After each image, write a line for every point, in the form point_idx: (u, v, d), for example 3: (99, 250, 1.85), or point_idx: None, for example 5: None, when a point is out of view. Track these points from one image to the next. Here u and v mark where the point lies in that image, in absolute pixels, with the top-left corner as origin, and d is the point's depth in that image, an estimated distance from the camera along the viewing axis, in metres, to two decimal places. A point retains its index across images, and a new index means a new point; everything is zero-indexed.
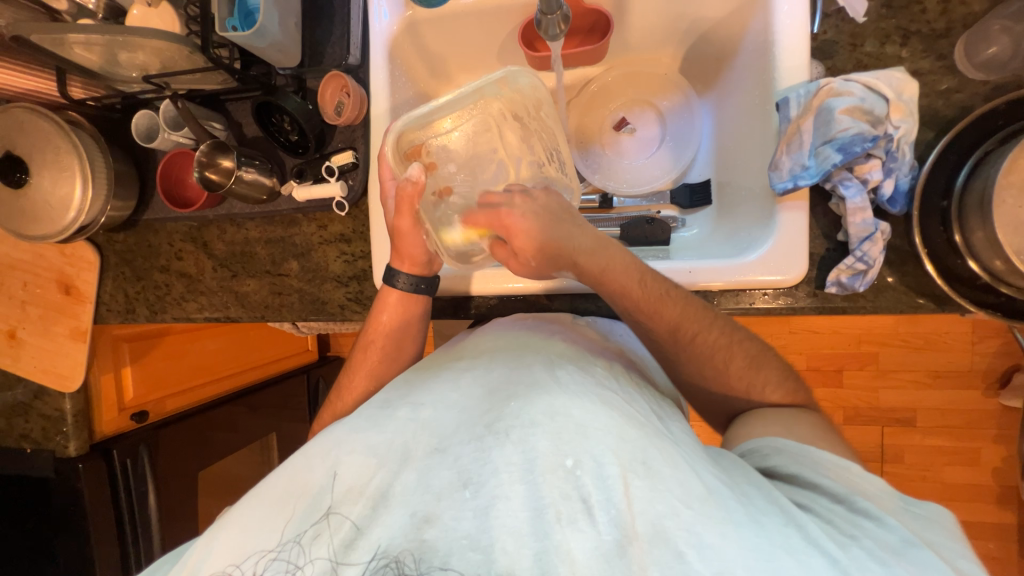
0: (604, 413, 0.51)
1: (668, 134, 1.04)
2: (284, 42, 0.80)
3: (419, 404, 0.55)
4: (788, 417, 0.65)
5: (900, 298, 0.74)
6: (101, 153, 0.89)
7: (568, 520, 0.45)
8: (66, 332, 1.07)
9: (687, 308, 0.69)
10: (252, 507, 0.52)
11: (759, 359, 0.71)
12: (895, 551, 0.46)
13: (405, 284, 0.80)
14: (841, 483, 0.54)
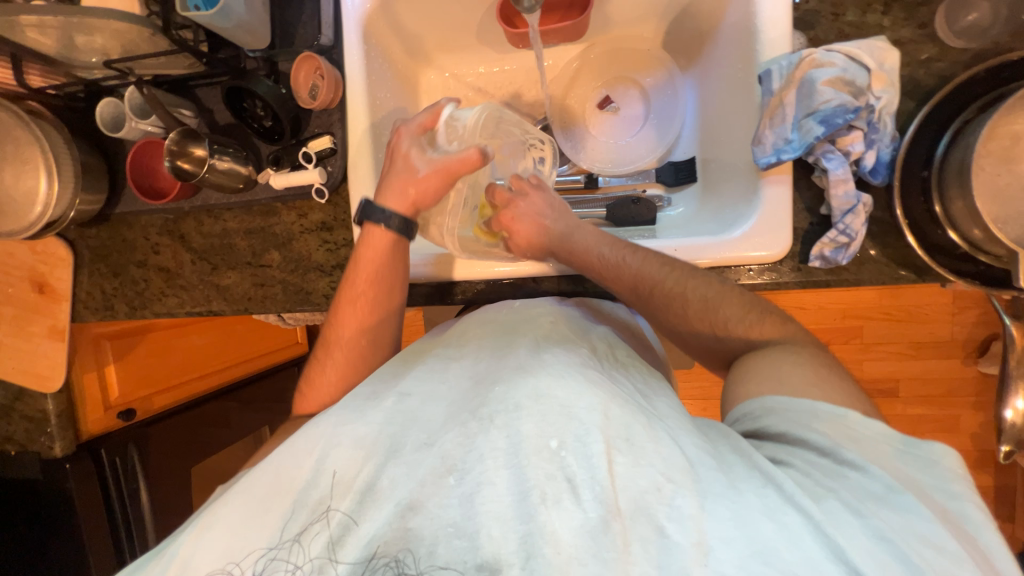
0: (589, 390, 0.50)
1: (652, 112, 1.03)
2: (251, 21, 0.77)
3: (405, 393, 0.56)
4: (777, 361, 0.61)
5: (883, 269, 0.74)
6: (66, 145, 0.85)
7: (553, 500, 0.45)
8: (43, 331, 1.04)
9: (644, 266, 0.73)
10: (238, 506, 0.51)
11: (720, 300, 0.70)
12: (873, 500, 0.45)
13: (394, 225, 0.78)
14: (828, 436, 0.51)
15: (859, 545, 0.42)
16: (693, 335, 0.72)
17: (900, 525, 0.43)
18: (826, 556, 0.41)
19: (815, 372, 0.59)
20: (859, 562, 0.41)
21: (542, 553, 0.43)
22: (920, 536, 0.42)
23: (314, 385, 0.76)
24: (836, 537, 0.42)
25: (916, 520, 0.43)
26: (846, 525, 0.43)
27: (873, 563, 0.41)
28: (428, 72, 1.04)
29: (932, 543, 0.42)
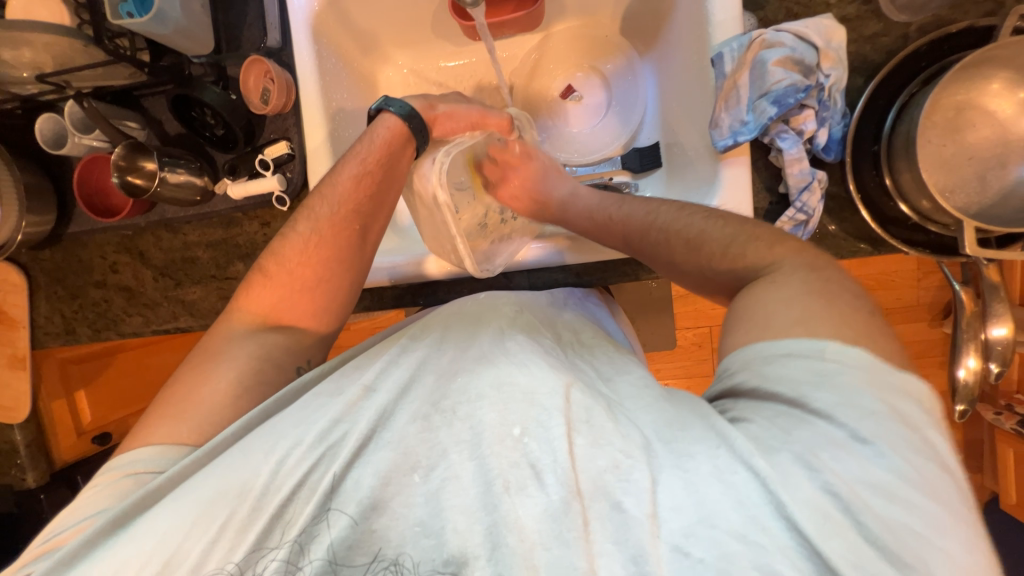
0: (551, 376, 0.52)
1: (615, 99, 1.03)
2: (191, 26, 0.73)
3: (370, 388, 0.55)
4: (756, 290, 0.53)
5: (842, 244, 0.77)
6: (6, 166, 0.82)
7: (518, 488, 0.46)
8: (2, 360, 1.00)
9: (631, 219, 0.71)
10: (174, 509, 0.49)
11: (703, 239, 0.63)
12: (835, 447, 0.42)
13: (410, 125, 0.73)
14: (803, 372, 0.45)
15: (802, 497, 0.41)
16: (685, 279, 0.65)
17: (856, 475, 0.41)
18: (765, 511, 0.41)
19: (799, 298, 0.50)
20: (796, 516, 0.40)
21: (506, 542, 0.45)
22: (872, 483, 0.40)
23: (270, 273, 0.69)
24: (780, 492, 0.41)
25: (872, 466, 0.41)
26: (794, 477, 0.41)
27: (813, 510, 0.40)
28: (385, 68, 1.01)
29: (886, 489, 0.40)
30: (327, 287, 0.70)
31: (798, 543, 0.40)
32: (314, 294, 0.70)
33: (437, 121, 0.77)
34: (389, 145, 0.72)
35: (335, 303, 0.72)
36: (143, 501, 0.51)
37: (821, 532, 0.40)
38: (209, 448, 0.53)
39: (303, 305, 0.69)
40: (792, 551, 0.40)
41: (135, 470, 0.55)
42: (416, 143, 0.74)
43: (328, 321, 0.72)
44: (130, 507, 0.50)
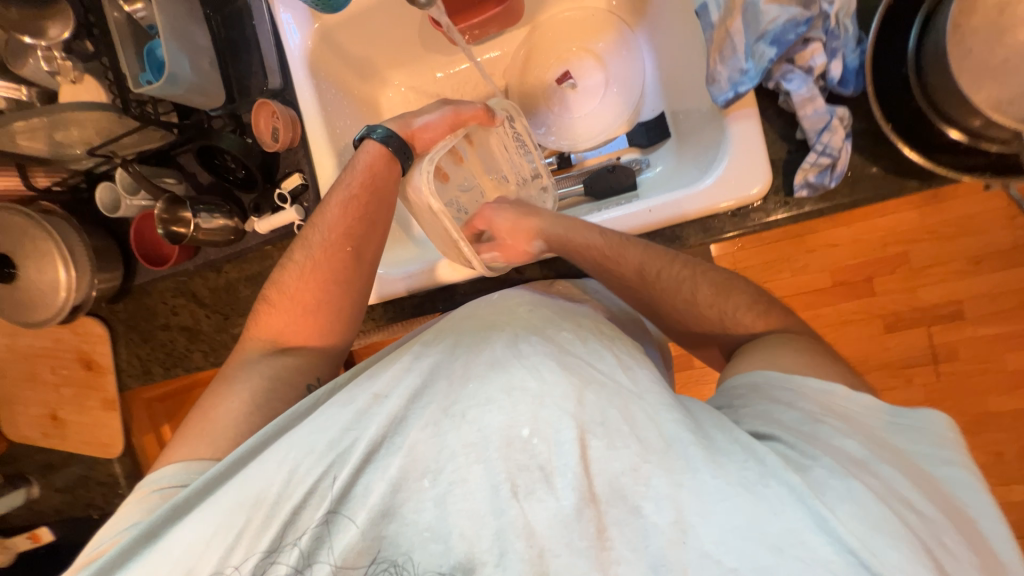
0: (564, 379, 0.52)
1: (613, 78, 1.00)
2: (202, 83, 0.80)
3: (382, 395, 0.55)
4: (764, 346, 0.60)
5: (879, 184, 0.69)
6: (77, 233, 0.93)
7: (528, 492, 0.46)
8: (98, 404, 1.15)
9: (647, 256, 0.69)
10: (201, 520, 0.51)
11: (729, 287, 0.67)
12: (854, 465, 0.45)
13: (392, 147, 0.78)
14: (815, 402, 0.51)
15: (847, 513, 0.41)
16: (705, 324, 0.67)
17: (883, 488, 0.43)
18: (808, 526, 0.41)
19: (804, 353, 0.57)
20: (844, 534, 0.41)
21: (514, 547, 0.45)
22: (898, 496, 0.43)
23: (276, 301, 0.73)
24: (819, 505, 0.42)
25: (893, 481, 0.44)
26: (829, 489, 0.43)
27: (858, 522, 0.41)
28: (385, 91, 1.06)
29: (910, 505, 0.43)
30: (329, 310, 0.74)
31: (844, 558, 0.40)
32: (316, 317, 0.73)
33: (414, 134, 0.80)
34: (374, 168, 0.76)
35: (337, 324, 0.75)
36: (169, 516, 0.53)
37: (871, 547, 0.40)
38: (228, 464, 0.55)
39: (306, 329, 0.73)
40: (837, 566, 0.40)
41: (159, 486, 0.58)
42: (401, 164, 0.78)
43: (330, 343, 0.74)
44: (161, 519, 0.53)
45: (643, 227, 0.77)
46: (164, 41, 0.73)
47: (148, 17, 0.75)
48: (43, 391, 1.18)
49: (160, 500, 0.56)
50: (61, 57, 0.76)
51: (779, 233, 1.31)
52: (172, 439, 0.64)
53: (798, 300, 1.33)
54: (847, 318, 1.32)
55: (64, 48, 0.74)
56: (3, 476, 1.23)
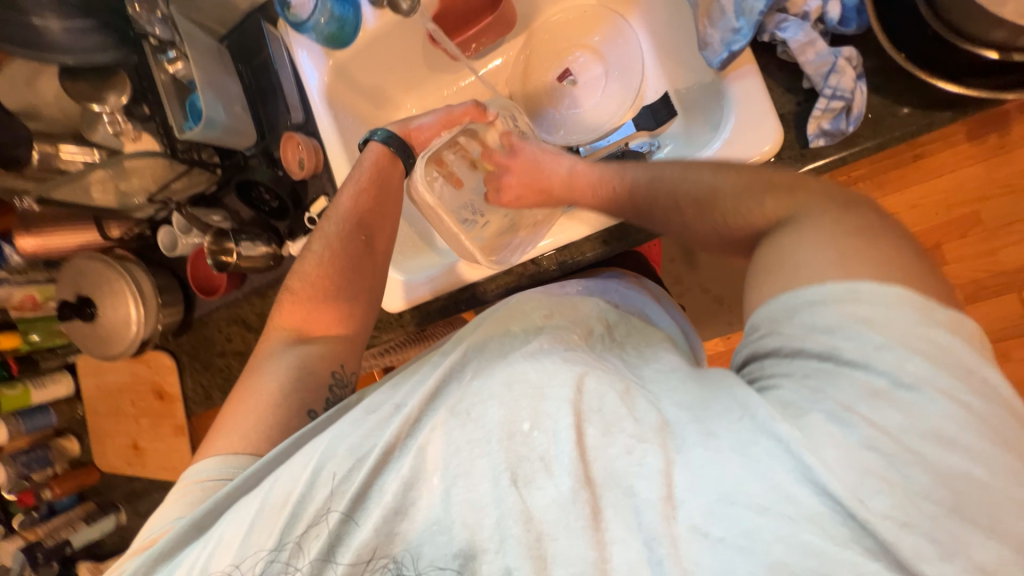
0: (566, 369, 0.53)
1: (612, 68, 1.02)
2: (235, 124, 0.89)
3: (400, 405, 0.57)
4: (786, 233, 0.52)
5: (902, 122, 0.65)
6: (146, 275, 1.06)
7: (530, 480, 0.47)
8: (170, 430, 1.24)
9: (635, 183, 0.70)
10: (239, 516, 0.54)
11: (714, 195, 0.60)
12: (876, 397, 0.42)
13: (394, 148, 0.84)
14: (837, 308, 0.45)
15: (836, 460, 0.40)
16: (704, 238, 0.63)
17: (900, 424, 0.40)
18: (792, 476, 0.41)
19: (832, 242, 0.49)
20: (831, 484, 0.40)
21: (511, 532, 0.46)
22: (926, 430, 0.40)
23: (297, 292, 0.78)
24: (806, 454, 0.41)
25: (925, 410, 0.41)
26: (829, 438, 0.41)
27: (848, 469, 0.40)
28: (399, 114, 1.13)
29: (941, 437, 0.40)
30: (347, 297, 0.79)
31: (832, 511, 0.39)
32: (334, 302, 0.78)
33: (411, 134, 0.86)
34: (378, 165, 0.83)
35: (356, 311, 0.79)
36: (210, 514, 0.57)
37: (859, 493, 0.39)
38: (266, 466, 0.59)
39: (326, 316, 0.77)
40: (822, 518, 0.39)
41: (204, 482, 0.63)
42: (403, 163, 0.84)
43: (349, 330, 0.79)
44: (206, 515, 0.57)
45: None
46: (201, 93, 0.83)
47: (186, 73, 0.84)
48: (123, 423, 1.29)
49: (207, 492, 0.62)
50: (122, 120, 0.87)
51: None
52: (210, 436, 0.69)
53: None
54: None
55: (124, 112, 0.87)
56: (95, 504, 1.36)
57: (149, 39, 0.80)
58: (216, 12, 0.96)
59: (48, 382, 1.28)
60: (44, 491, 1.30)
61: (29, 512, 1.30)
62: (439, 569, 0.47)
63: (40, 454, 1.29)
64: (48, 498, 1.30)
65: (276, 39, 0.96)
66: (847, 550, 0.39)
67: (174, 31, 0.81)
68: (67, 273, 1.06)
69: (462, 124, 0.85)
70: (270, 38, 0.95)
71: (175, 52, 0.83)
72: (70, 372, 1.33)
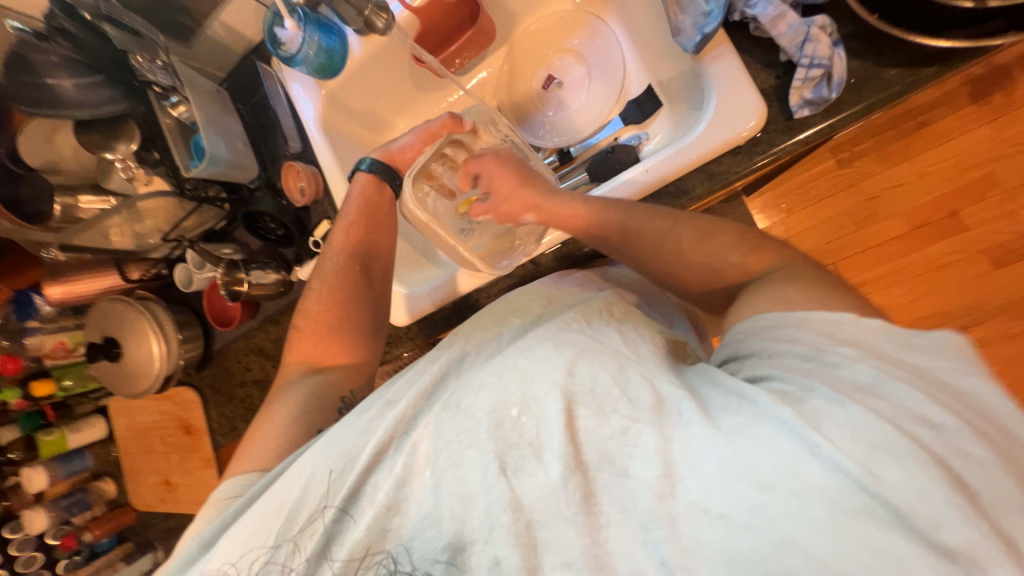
0: (556, 354, 0.54)
1: (594, 67, 1.04)
2: (237, 159, 0.94)
3: (392, 400, 0.58)
4: (762, 283, 0.57)
5: (885, 84, 0.65)
6: (164, 310, 1.09)
7: (519, 468, 0.48)
8: (198, 464, 1.26)
9: (628, 213, 0.70)
10: (246, 523, 0.55)
11: (713, 230, 0.66)
12: (861, 392, 0.42)
13: (378, 174, 0.86)
14: (815, 331, 0.48)
15: (842, 438, 0.40)
16: (690, 272, 0.66)
17: (891, 411, 0.40)
18: (802, 453, 0.40)
19: (803, 285, 0.53)
20: (842, 461, 0.39)
21: (501, 522, 0.46)
22: (912, 415, 0.40)
23: (305, 326, 0.81)
24: (812, 435, 0.40)
25: (911, 402, 0.41)
26: (828, 418, 0.41)
27: (856, 444, 0.39)
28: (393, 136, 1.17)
29: (929, 423, 0.40)
30: (351, 324, 0.82)
31: (841, 485, 0.38)
32: (339, 333, 0.80)
33: (394, 157, 0.88)
34: (366, 195, 0.86)
35: (361, 337, 0.82)
36: (223, 526, 0.57)
37: (870, 466, 0.38)
38: (271, 477, 0.59)
39: (334, 346, 0.80)
40: (832, 493, 0.38)
41: (219, 498, 0.63)
42: (390, 189, 0.87)
43: (358, 356, 0.81)
44: (216, 530, 0.57)
45: (646, 187, 0.75)
46: (203, 131, 0.88)
47: (190, 116, 0.89)
48: (154, 461, 1.32)
49: (218, 511, 0.61)
50: (134, 166, 0.92)
51: (830, 186, 1.22)
52: (234, 459, 0.70)
53: (875, 254, 1.21)
54: (942, 261, 1.18)
55: (136, 158, 0.92)
56: (134, 544, 1.38)
57: (153, 87, 0.85)
58: (213, 57, 1.02)
59: (83, 426, 1.33)
60: (86, 533, 1.33)
61: (72, 556, 1.31)
62: (431, 563, 0.48)
63: (80, 497, 1.32)
64: (88, 542, 1.32)
65: (271, 76, 1.02)
66: (855, 520, 0.37)
67: (176, 77, 0.87)
68: (93, 317, 1.11)
69: (444, 135, 0.85)
70: (266, 76, 1.01)
71: (178, 97, 0.88)
72: (102, 415, 1.37)
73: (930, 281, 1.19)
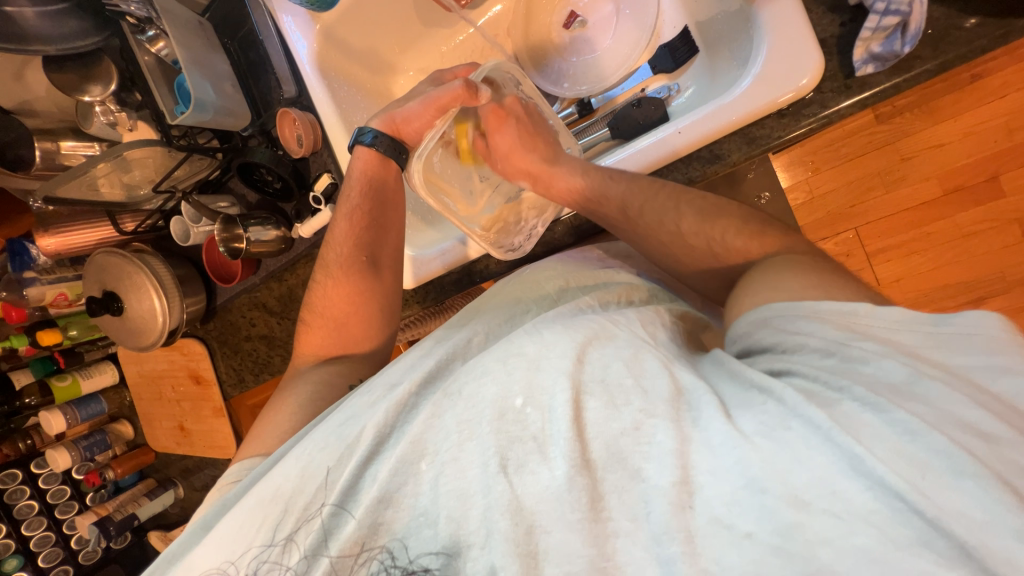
0: (565, 338, 0.52)
1: (623, 5, 0.93)
2: (227, 104, 0.85)
3: (394, 384, 0.57)
4: (771, 268, 0.54)
5: (969, 37, 0.58)
6: (163, 265, 1.06)
7: (522, 465, 0.47)
8: (210, 412, 1.28)
9: (631, 186, 0.68)
10: (233, 521, 0.53)
11: (716, 214, 0.62)
12: (894, 393, 0.40)
13: (382, 148, 0.78)
14: (848, 331, 0.45)
15: (887, 453, 0.37)
16: (688, 255, 0.63)
17: (933, 415, 0.38)
18: (838, 468, 0.38)
19: (806, 272, 0.52)
20: (886, 475, 0.37)
21: (497, 527, 0.45)
22: (957, 420, 0.38)
23: (310, 322, 0.80)
24: (853, 444, 0.38)
25: (954, 406, 0.38)
26: (862, 425, 0.39)
27: (898, 459, 0.37)
28: (397, 78, 1.06)
29: (977, 430, 0.37)
30: (357, 317, 0.80)
31: (889, 508, 0.36)
32: (354, 326, 0.79)
33: (399, 129, 0.78)
34: (369, 174, 0.79)
35: (371, 327, 0.81)
36: (223, 510, 0.57)
37: (924, 488, 0.36)
38: (275, 457, 0.59)
39: (346, 339, 0.79)
40: (881, 519, 0.36)
41: (225, 481, 0.62)
42: (395, 163, 0.79)
43: (368, 344, 0.81)
44: (216, 513, 0.58)
45: (674, 152, 0.68)
46: (186, 72, 0.78)
47: (170, 53, 0.80)
48: (168, 408, 1.34)
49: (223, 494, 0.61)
50: (115, 109, 0.86)
51: (865, 144, 1.12)
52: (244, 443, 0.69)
53: (903, 220, 1.14)
54: (969, 230, 1.11)
55: (117, 100, 0.85)
56: (156, 481, 1.44)
57: (126, 18, 0.76)
58: None
59: (94, 373, 1.34)
60: (108, 471, 1.38)
61: (98, 489, 1.38)
62: (428, 557, 0.47)
63: (99, 438, 1.36)
64: (112, 479, 1.38)
65: (258, 5, 0.90)
66: (907, 553, 0.35)
67: (151, 6, 0.76)
68: (90, 270, 1.08)
69: (453, 110, 0.75)
70: (253, 5, 0.89)
71: (155, 31, 0.78)
72: (112, 362, 1.39)
73: (956, 249, 1.13)
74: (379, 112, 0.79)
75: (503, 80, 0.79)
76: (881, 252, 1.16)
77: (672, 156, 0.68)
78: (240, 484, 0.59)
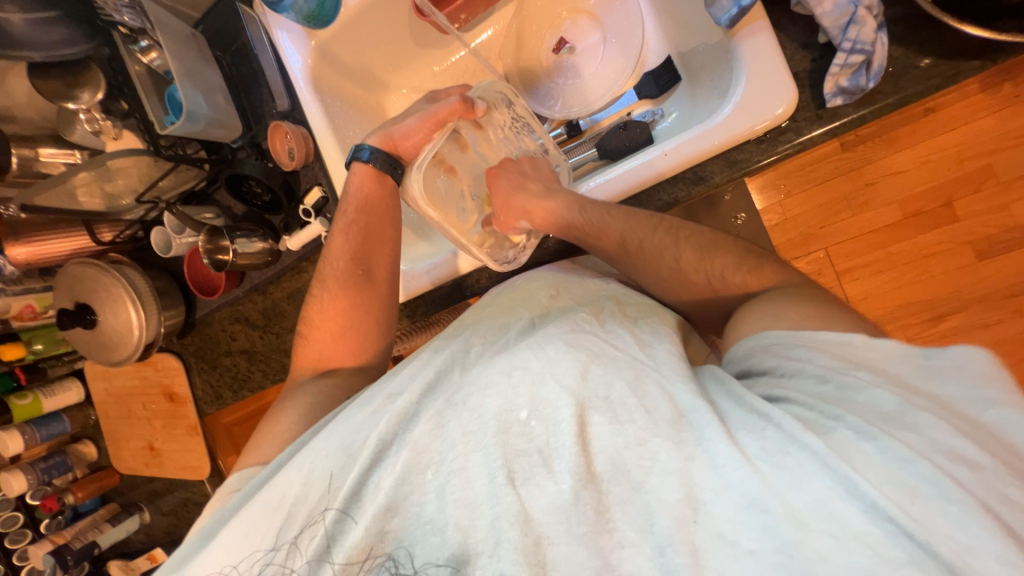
0: (568, 356, 0.53)
1: (610, 33, 0.98)
2: (218, 116, 0.85)
3: (395, 393, 0.57)
4: (760, 302, 0.58)
5: (927, 75, 0.64)
6: (141, 276, 1.02)
7: (528, 477, 0.47)
8: (183, 431, 1.23)
9: (630, 223, 0.69)
10: (234, 528, 0.52)
11: (715, 248, 0.65)
12: (887, 422, 0.42)
13: (379, 164, 0.79)
14: (834, 357, 0.48)
15: (879, 478, 0.39)
16: (689, 290, 0.67)
17: (921, 443, 0.40)
18: (837, 493, 0.40)
19: (800, 302, 0.55)
20: (879, 499, 0.39)
21: (508, 536, 0.45)
22: (946, 450, 0.40)
23: (310, 334, 0.79)
24: (846, 469, 0.40)
25: (940, 434, 0.40)
26: (858, 453, 0.41)
27: (892, 485, 0.39)
28: (389, 96, 1.09)
29: (963, 457, 0.39)
30: (352, 333, 0.79)
31: (883, 530, 0.38)
32: (345, 340, 0.78)
33: (396, 144, 0.79)
34: (365, 192, 0.79)
35: (368, 341, 0.80)
36: (222, 517, 0.56)
37: (913, 513, 0.38)
38: (272, 469, 0.58)
39: (340, 351, 0.78)
40: (875, 540, 0.38)
41: (224, 490, 0.61)
42: (392, 179, 0.80)
43: (363, 358, 0.80)
44: (217, 521, 0.56)
45: (661, 173, 0.71)
46: (178, 83, 0.78)
47: (162, 63, 0.82)
48: (137, 427, 1.28)
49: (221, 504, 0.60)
50: (100, 117, 0.85)
51: (832, 169, 1.19)
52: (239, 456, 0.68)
53: (867, 241, 1.21)
54: (928, 252, 1.19)
55: (102, 108, 0.83)
56: (120, 506, 1.36)
57: (118, 28, 0.76)
58: None
59: (57, 390, 1.27)
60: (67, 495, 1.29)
61: (55, 516, 1.29)
62: (434, 567, 0.46)
63: (59, 460, 1.27)
64: (71, 503, 1.29)
65: (253, 21, 0.91)
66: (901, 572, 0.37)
67: (144, 17, 0.76)
68: (61, 282, 1.03)
69: (450, 125, 0.77)
70: (247, 19, 0.90)
71: (147, 41, 0.79)
72: (78, 378, 1.32)
73: (917, 269, 1.20)
74: (377, 128, 0.79)
75: (496, 100, 0.82)
76: (850, 271, 1.22)
77: (660, 177, 0.71)
78: (239, 493, 0.58)
